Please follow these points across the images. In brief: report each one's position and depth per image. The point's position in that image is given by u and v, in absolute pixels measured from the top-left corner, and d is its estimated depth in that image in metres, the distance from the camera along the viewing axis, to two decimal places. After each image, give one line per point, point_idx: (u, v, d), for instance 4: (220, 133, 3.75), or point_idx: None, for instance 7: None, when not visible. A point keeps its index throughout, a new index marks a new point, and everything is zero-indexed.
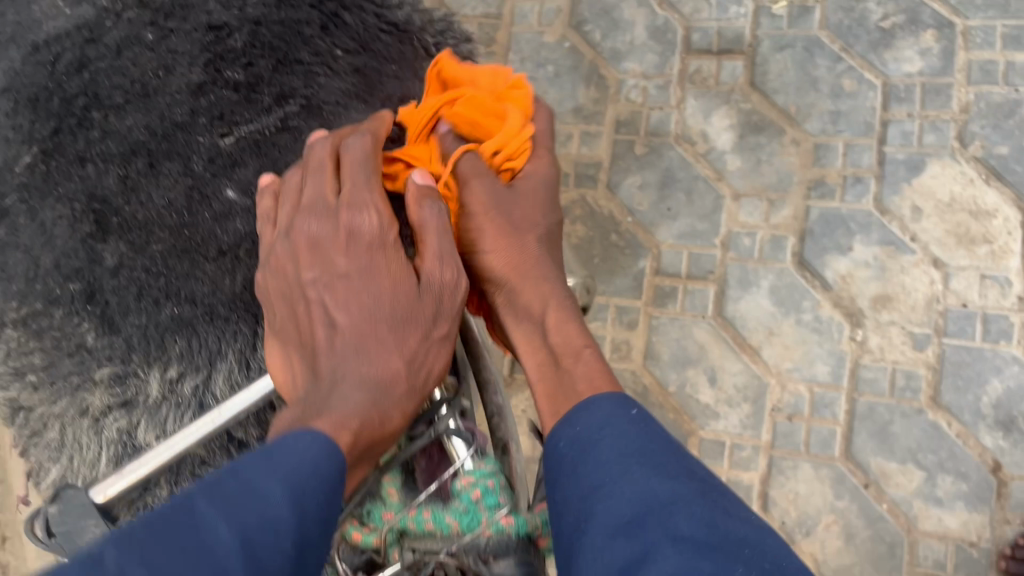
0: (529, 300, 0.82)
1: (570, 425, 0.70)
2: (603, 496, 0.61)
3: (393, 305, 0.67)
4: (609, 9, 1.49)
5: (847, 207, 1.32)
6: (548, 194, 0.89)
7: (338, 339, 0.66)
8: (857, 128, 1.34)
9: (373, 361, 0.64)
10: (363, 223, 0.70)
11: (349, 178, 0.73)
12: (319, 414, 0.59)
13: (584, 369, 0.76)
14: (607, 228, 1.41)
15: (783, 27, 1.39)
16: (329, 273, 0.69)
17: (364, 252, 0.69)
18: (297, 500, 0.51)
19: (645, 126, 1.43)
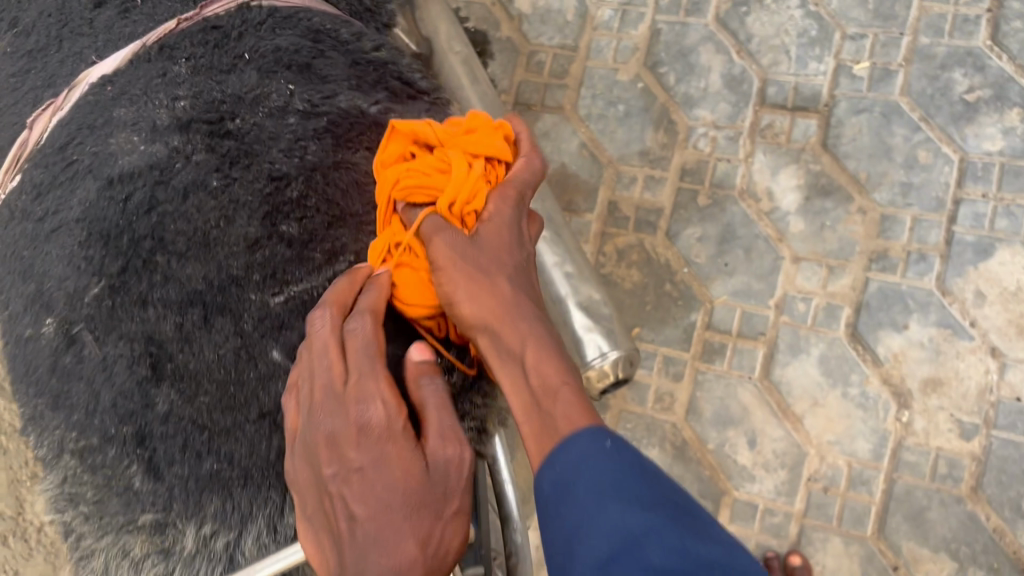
0: (507, 346, 0.66)
1: (548, 468, 0.59)
2: (584, 525, 0.53)
3: (409, 498, 0.60)
4: (687, 52, 1.47)
5: (908, 283, 1.30)
6: (518, 236, 0.72)
7: (362, 538, 0.59)
8: (928, 203, 1.31)
9: (395, 558, 0.57)
10: (369, 413, 0.62)
11: (358, 362, 0.64)
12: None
13: (569, 408, 0.62)
14: (662, 277, 1.41)
15: (862, 90, 1.36)
16: (346, 472, 0.61)
17: (374, 447, 0.61)
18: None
19: (710, 177, 1.42)
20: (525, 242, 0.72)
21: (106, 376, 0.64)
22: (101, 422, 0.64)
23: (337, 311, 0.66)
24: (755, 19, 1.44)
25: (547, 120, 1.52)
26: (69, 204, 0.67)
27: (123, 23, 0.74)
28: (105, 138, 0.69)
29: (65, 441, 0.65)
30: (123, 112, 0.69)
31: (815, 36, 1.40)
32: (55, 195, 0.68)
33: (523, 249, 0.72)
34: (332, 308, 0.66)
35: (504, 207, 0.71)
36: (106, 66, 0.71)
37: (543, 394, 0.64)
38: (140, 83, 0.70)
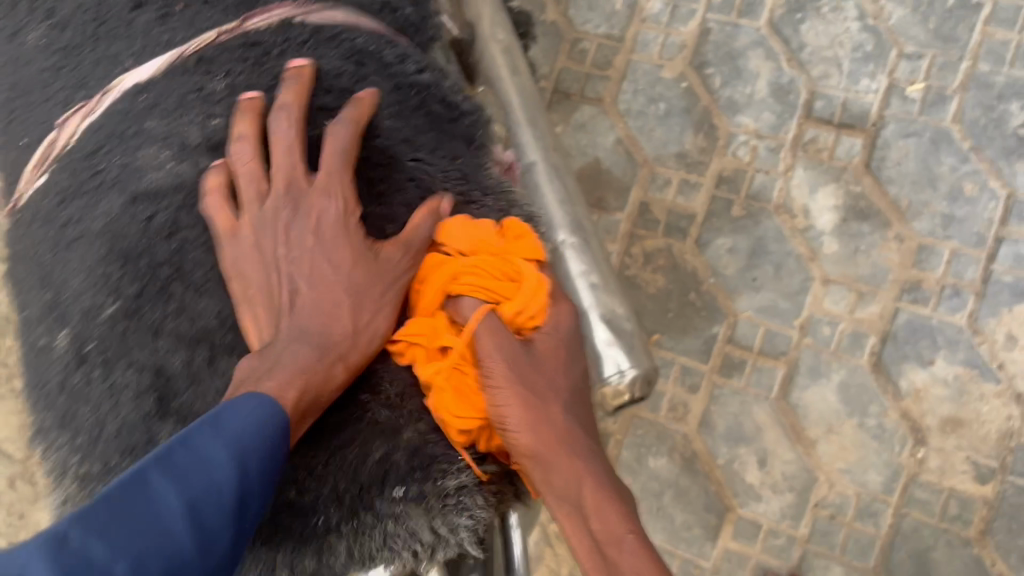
0: (565, 480, 0.60)
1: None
2: None
3: (348, 289, 0.59)
4: (735, 55, 1.42)
5: (938, 318, 1.27)
6: (573, 350, 0.66)
7: (290, 312, 0.58)
8: (968, 237, 1.28)
9: (321, 328, 0.58)
10: (321, 201, 0.59)
11: (329, 161, 0.60)
12: (272, 374, 0.54)
13: (636, 564, 0.57)
14: (687, 285, 1.38)
15: (914, 113, 1.32)
16: (287, 249, 0.60)
17: (319, 239, 0.59)
18: (205, 490, 0.46)
19: (746, 188, 1.38)
20: (581, 359, 0.67)
21: (113, 408, 0.56)
22: (103, 451, 0.56)
23: (303, 112, 0.60)
24: (810, 27, 1.39)
25: (585, 111, 1.47)
26: (88, 231, 0.59)
27: (161, 30, 0.61)
28: (135, 154, 0.59)
29: (68, 461, 0.57)
30: (158, 129, 0.59)
31: (870, 51, 1.36)
32: (73, 219, 0.59)
33: (578, 369, 0.66)
34: (298, 97, 0.60)
35: (563, 314, 0.66)
36: (140, 77, 0.60)
37: (602, 536, 0.59)
38: (183, 100, 0.60)
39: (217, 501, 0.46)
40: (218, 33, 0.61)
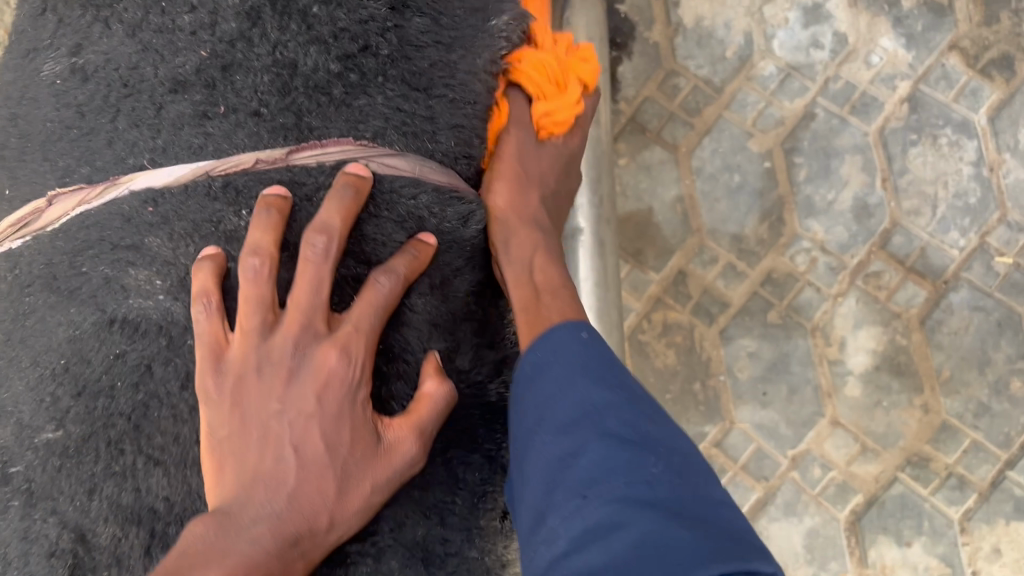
0: (519, 249, 0.75)
1: (532, 349, 0.68)
2: (557, 407, 0.64)
3: (334, 465, 0.56)
4: (831, 153, 1.29)
5: (932, 504, 1.22)
6: (568, 167, 0.85)
7: (272, 481, 0.55)
8: (995, 435, 1.22)
9: (301, 512, 0.54)
10: (334, 357, 0.57)
11: (361, 311, 0.58)
12: (224, 556, 0.51)
13: (551, 307, 0.72)
14: (696, 373, 1.29)
15: (990, 286, 1.24)
16: (279, 401, 0.56)
17: (322, 407, 0.56)
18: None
19: (791, 297, 1.28)
20: (569, 181, 0.86)
21: (23, 554, 0.58)
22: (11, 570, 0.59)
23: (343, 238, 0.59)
24: (919, 154, 1.27)
25: (655, 153, 1.33)
26: (51, 332, 0.59)
27: (193, 132, 0.59)
28: (124, 269, 0.58)
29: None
30: (162, 249, 0.59)
31: (972, 203, 1.25)
32: (41, 316, 0.60)
33: (563, 181, 0.85)
34: (344, 221, 0.59)
35: (571, 138, 0.84)
36: (158, 181, 0.59)
37: (541, 288, 0.75)
38: (199, 226, 0.59)
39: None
40: (257, 159, 0.59)
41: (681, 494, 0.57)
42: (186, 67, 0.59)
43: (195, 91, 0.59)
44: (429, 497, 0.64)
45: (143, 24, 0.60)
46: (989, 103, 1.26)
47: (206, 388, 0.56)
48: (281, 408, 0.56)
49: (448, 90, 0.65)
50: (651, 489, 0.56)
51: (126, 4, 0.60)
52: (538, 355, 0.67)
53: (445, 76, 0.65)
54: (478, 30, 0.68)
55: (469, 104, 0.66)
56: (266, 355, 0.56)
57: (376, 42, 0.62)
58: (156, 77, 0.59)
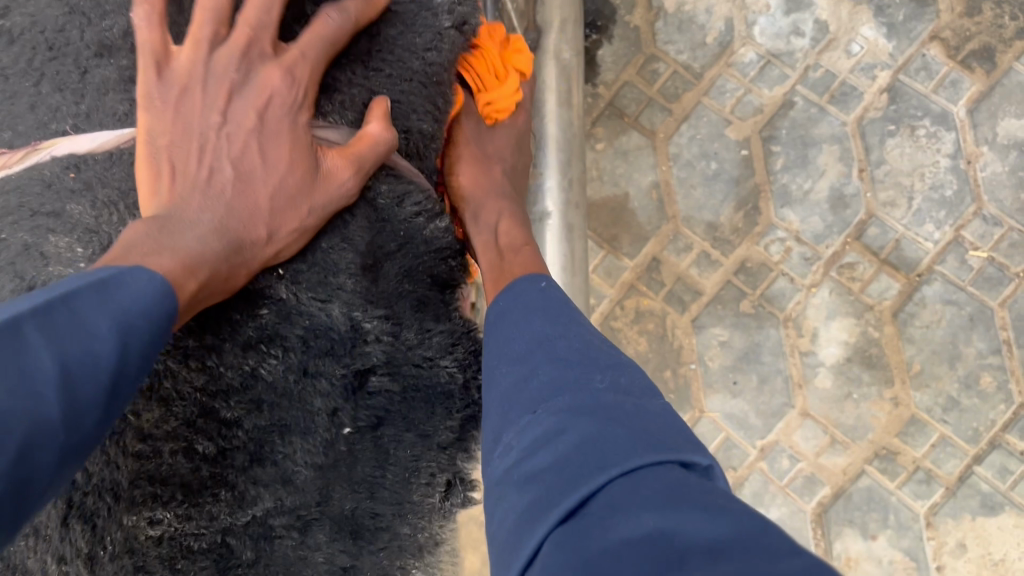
0: (487, 212, 0.83)
1: (504, 297, 0.69)
2: (515, 339, 0.63)
3: (276, 189, 0.55)
4: (808, 142, 1.28)
5: (898, 497, 1.21)
6: (518, 144, 0.92)
7: (205, 188, 0.53)
8: (963, 430, 1.21)
9: (235, 220, 0.53)
10: (277, 76, 0.56)
11: (311, 40, 0.58)
12: (156, 251, 0.48)
13: (518, 261, 0.75)
14: (667, 361, 1.29)
15: (963, 280, 1.23)
16: (221, 116, 0.55)
17: (259, 121, 0.55)
18: (136, 306, 0.44)
19: (764, 287, 1.27)
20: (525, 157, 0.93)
21: None
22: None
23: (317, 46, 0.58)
24: (897, 144, 1.26)
25: (633, 138, 1.32)
26: None
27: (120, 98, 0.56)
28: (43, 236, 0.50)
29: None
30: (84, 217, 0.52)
31: (948, 196, 1.24)
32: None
33: (518, 157, 0.92)
34: (314, 80, 0.58)
35: (518, 118, 0.91)
36: None
37: (507, 249, 0.79)
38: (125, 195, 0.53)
39: (145, 326, 0.44)
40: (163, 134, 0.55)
41: (626, 401, 0.54)
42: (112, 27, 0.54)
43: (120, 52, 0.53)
44: (358, 472, 0.65)
45: None
46: (969, 95, 1.25)
47: (148, 92, 0.54)
48: (211, 116, 0.55)
49: (386, 65, 0.65)
50: (595, 397, 0.54)
51: None
52: (508, 303, 0.68)
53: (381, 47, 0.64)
54: (419, 7, 0.66)
55: (408, 80, 0.65)
56: (212, 71, 0.55)
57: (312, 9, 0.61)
58: (82, 40, 0.57)
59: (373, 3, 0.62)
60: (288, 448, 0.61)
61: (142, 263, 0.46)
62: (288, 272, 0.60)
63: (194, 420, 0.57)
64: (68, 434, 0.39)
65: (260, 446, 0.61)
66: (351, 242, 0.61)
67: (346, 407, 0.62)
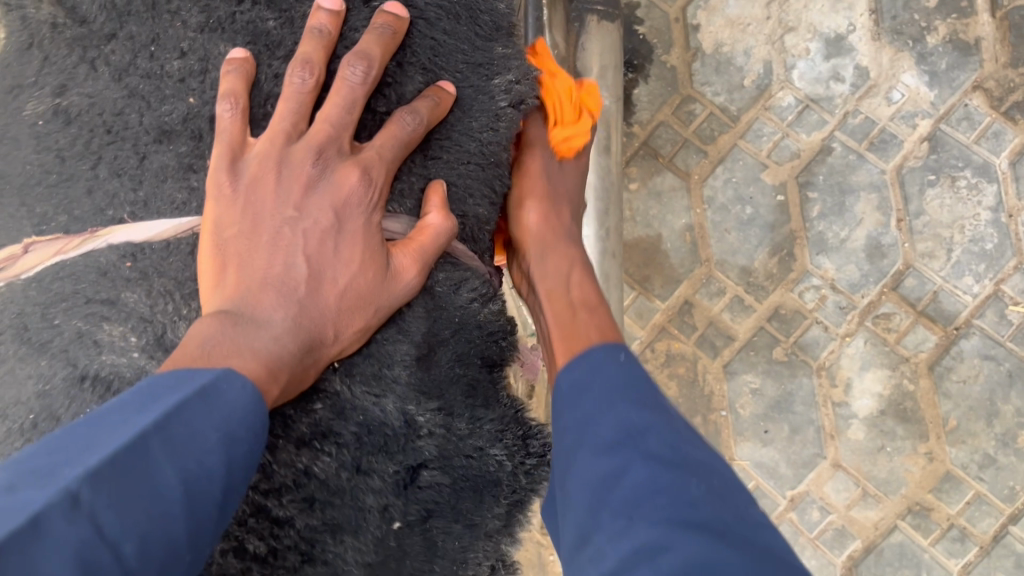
0: (555, 263, 0.70)
1: (570, 367, 0.58)
2: (595, 424, 0.52)
3: (347, 289, 0.48)
4: (846, 189, 1.26)
5: (931, 554, 1.20)
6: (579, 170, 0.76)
7: (279, 284, 0.46)
8: (998, 488, 1.19)
9: (309, 320, 0.46)
10: (355, 176, 0.49)
11: (384, 142, 0.50)
12: (236, 355, 0.43)
13: (589, 320, 0.64)
14: (697, 406, 1.27)
15: (1002, 336, 1.21)
16: (295, 209, 0.48)
17: (334, 211, 0.48)
18: (238, 414, 0.40)
19: (797, 335, 1.25)
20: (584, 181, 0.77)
21: None
22: None
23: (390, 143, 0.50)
24: (937, 195, 1.24)
25: (667, 178, 1.30)
26: None
27: (177, 185, 0.50)
28: (98, 324, 0.48)
29: None
30: (138, 305, 0.49)
31: (988, 249, 1.22)
32: (8, 369, 0.49)
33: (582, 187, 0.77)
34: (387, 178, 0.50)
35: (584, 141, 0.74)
36: None
37: (579, 308, 0.67)
38: (182, 283, 0.49)
39: (252, 432, 0.41)
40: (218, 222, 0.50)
41: (726, 515, 0.45)
42: (173, 115, 0.50)
43: (182, 142, 0.50)
44: None
45: (129, 67, 0.51)
46: (1011, 147, 1.23)
47: (219, 185, 0.48)
48: (279, 199, 0.48)
49: (443, 151, 0.54)
50: (698, 511, 0.44)
51: (112, 45, 0.51)
52: (583, 373, 0.56)
53: (441, 132, 0.54)
54: (480, 89, 0.56)
55: (464, 164, 0.55)
56: (288, 161, 0.48)
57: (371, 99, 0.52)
58: (140, 125, 0.50)
59: (443, 102, 0.53)
60: (341, 549, 0.49)
61: (230, 368, 0.42)
62: (344, 365, 0.50)
63: (245, 519, 0.46)
64: (191, 556, 0.37)
65: (311, 545, 0.48)
66: (408, 332, 0.51)
67: (398, 504, 0.50)
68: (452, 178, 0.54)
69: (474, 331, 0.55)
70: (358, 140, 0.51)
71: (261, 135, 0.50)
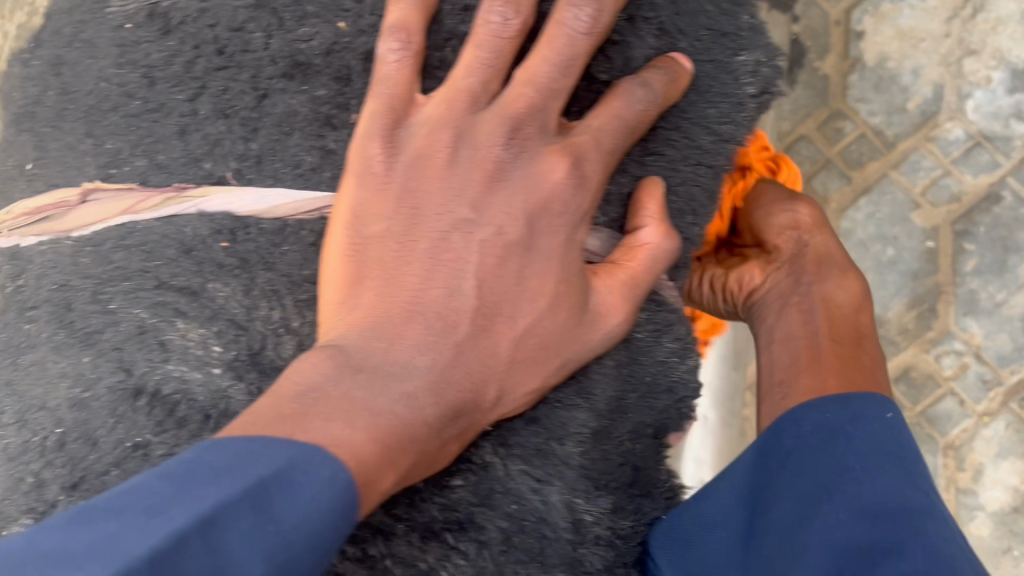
0: (814, 295, 0.47)
1: (815, 407, 0.38)
2: (826, 445, 0.36)
3: (527, 334, 0.33)
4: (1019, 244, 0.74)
5: None
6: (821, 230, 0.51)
7: (431, 316, 0.32)
8: None
9: (466, 375, 0.31)
10: (563, 170, 0.33)
11: (601, 123, 0.34)
12: (344, 418, 0.28)
13: (884, 363, 0.43)
14: None
15: None
16: (471, 205, 0.33)
17: (527, 219, 0.33)
18: (300, 535, 0.23)
19: (925, 403, 0.75)
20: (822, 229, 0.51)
21: None
22: None
23: (608, 127, 0.35)
24: None
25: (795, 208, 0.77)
26: None
27: (304, 144, 0.36)
28: (169, 320, 0.34)
29: None
30: (230, 304, 0.34)
31: None
32: (38, 360, 0.36)
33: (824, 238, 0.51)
34: (602, 175, 0.35)
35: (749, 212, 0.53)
36: None
37: (834, 343, 0.43)
38: (296, 284, 0.35)
39: (310, 571, 0.24)
40: None
41: None
42: (313, 42, 0.35)
43: (321, 83, 0.36)
44: None
45: None
46: None
47: (369, 157, 0.33)
48: (447, 188, 0.33)
49: (669, 146, 0.39)
50: None
51: None
52: (840, 417, 0.37)
53: (669, 120, 0.39)
54: (721, 66, 0.39)
55: (692, 165, 0.39)
56: (470, 138, 0.33)
57: (592, 62, 0.37)
58: (265, 50, 0.35)
59: (678, 77, 0.37)
60: None
61: (322, 446, 0.26)
62: (497, 430, 0.35)
63: None
64: None
65: None
66: (591, 396, 0.36)
67: None
68: (671, 185, 0.39)
69: (663, 392, 0.39)
70: (567, 117, 0.37)
71: (432, 91, 0.34)
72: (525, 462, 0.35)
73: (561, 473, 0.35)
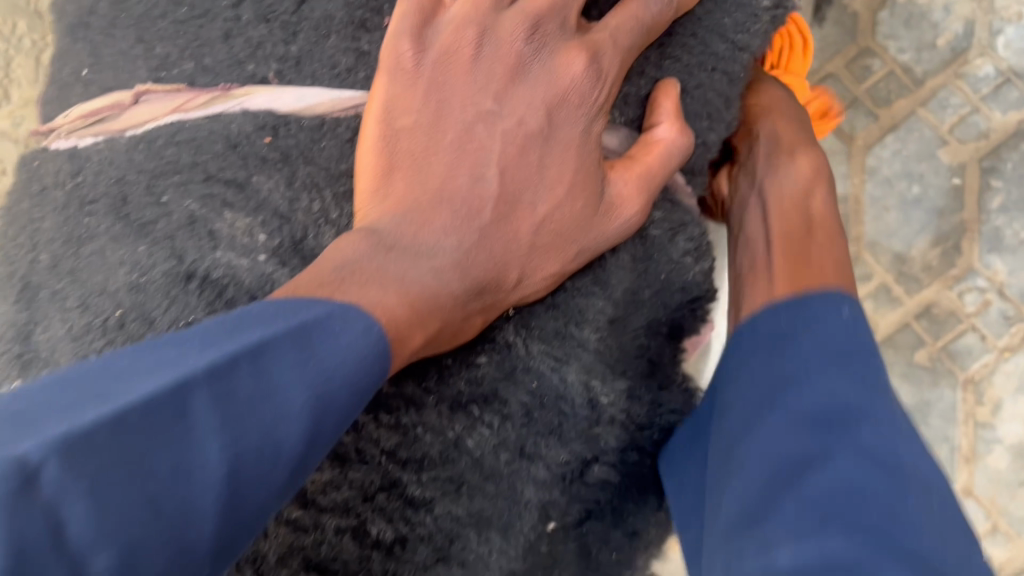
0: (785, 182, 0.47)
1: (772, 310, 0.37)
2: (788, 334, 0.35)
3: (548, 221, 0.35)
4: None
5: None
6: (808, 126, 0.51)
7: (457, 202, 0.34)
8: None
9: (489, 255, 0.34)
10: (582, 65, 0.36)
11: (618, 21, 0.37)
12: (377, 284, 0.30)
13: (833, 247, 0.41)
14: None
15: None
16: (495, 99, 0.35)
17: (547, 112, 0.35)
18: (339, 373, 0.26)
19: (947, 339, 0.74)
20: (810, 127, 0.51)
21: None
22: None
23: (625, 24, 0.37)
24: None
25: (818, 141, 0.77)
26: None
27: (343, 48, 0.39)
28: (218, 211, 0.37)
29: None
30: (274, 196, 0.37)
31: None
32: (96, 251, 0.38)
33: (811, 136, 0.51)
34: (619, 70, 0.37)
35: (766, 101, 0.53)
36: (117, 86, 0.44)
37: (795, 234, 0.43)
38: (335, 178, 0.38)
39: (347, 404, 0.26)
40: None
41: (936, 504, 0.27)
42: None
43: None
44: None
45: None
46: None
47: (398, 54, 0.35)
48: (472, 84, 0.35)
49: (685, 51, 0.41)
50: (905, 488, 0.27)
51: None
52: (794, 310, 0.36)
53: (686, 26, 0.41)
54: None
55: (707, 71, 0.41)
56: (493, 34, 0.35)
57: None
58: None
59: None
60: (486, 550, 0.37)
61: (358, 302, 0.29)
62: (519, 313, 0.38)
63: (372, 494, 0.36)
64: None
65: (450, 540, 0.37)
66: (608, 285, 0.39)
67: (559, 502, 0.39)
68: (688, 88, 0.41)
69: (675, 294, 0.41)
70: (587, 18, 0.38)
71: None
72: (547, 345, 0.38)
73: (578, 361, 0.38)
